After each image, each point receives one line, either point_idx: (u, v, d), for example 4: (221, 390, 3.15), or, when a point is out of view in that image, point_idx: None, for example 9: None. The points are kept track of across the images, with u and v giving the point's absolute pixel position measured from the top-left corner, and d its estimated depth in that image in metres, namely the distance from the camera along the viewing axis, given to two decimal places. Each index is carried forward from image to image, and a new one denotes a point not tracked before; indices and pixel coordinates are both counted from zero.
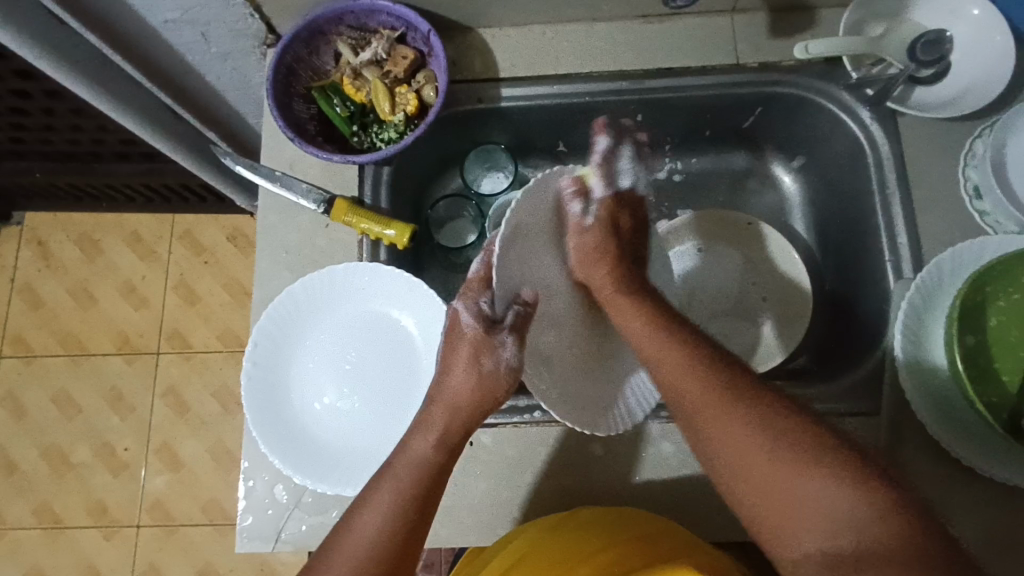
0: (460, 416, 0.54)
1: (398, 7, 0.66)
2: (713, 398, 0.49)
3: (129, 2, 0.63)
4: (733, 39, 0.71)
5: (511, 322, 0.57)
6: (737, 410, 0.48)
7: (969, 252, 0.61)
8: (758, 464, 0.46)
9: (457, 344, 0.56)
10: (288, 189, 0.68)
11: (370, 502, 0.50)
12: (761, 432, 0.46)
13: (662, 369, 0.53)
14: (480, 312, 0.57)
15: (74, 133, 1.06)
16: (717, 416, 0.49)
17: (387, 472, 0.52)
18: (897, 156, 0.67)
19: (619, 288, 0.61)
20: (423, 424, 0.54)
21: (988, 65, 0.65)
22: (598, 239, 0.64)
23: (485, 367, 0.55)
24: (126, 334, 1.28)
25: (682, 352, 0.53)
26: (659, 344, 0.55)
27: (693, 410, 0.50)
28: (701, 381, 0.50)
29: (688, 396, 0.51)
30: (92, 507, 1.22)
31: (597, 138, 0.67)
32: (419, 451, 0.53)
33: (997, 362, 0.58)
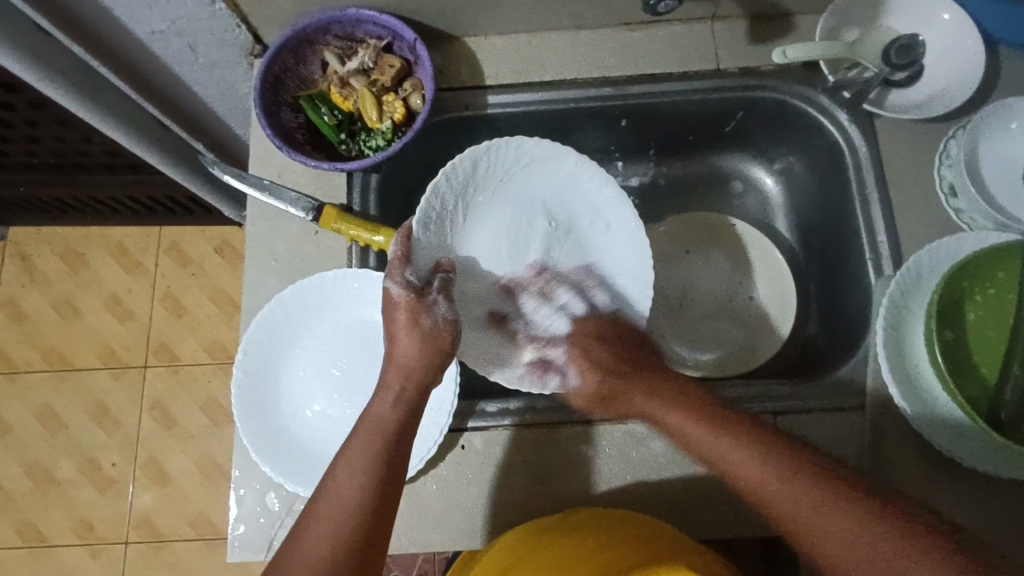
0: (414, 376, 0.56)
1: (385, 16, 0.67)
2: (780, 490, 0.50)
3: (115, 13, 0.63)
4: (713, 46, 0.73)
5: (439, 287, 0.61)
6: (809, 502, 0.48)
7: (946, 248, 0.63)
8: (858, 556, 0.45)
9: (394, 317, 0.58)
10: (277, 198, 0.68)
11: (343, 464, 0.51)
12: (836, 516, 0.47)
13: (726, 466, 0.54)
14: (409, 283, 0.60)
15: (59, 145, 1.05)
16: (794, 512, 0.49)
17: (356, 438, 0.53)
18: (875, 157, 0.68)
19: (645, 399, 0.62)
20: (381, 388, 0.56)
21: (959, 66, 0.67)
22: (596, 385, 0.64)
23: (425, 327, 0.58)
24: (112, 348, 1.27)
25: (744, 449, 0.53)
26: (720, 436, 0.55)
27: (775, 510, 0.50)
28: (767, 475, 0.51)
29: (762, 496, 0.51)
30: (77, 524, 1.20)
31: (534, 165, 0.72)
32: (383, 413, 0.55)
33: (975, 355, 0.60)
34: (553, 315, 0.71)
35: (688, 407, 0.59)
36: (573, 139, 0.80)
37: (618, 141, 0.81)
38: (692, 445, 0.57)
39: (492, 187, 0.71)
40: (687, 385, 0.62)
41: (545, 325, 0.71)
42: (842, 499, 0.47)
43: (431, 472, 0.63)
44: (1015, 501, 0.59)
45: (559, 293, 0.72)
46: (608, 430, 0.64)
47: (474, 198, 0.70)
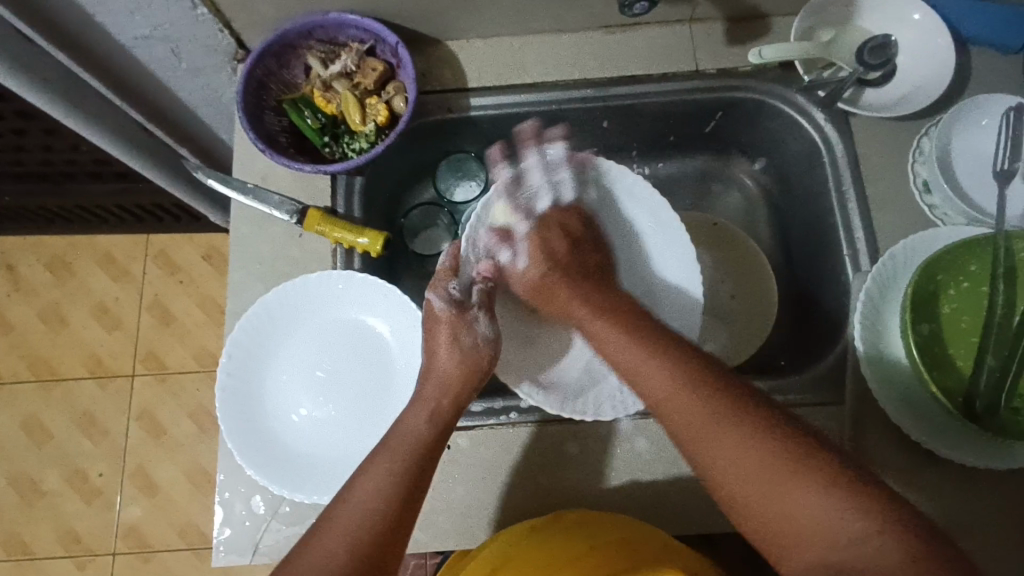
0: (451, 392, 0.57)
1: (367, 20, 0.68)
2: (697, 412, 0.50)
3: (98, 20, 0.63)
4: (692, 48, 0.74)
5: (479, 301, 0.61)
6: (724, 428, 0.49)
7: (919, 244, 0.64)
8: (746, 470, 0.47)
9: (435, 332, 0.60)
10: (261, 201, 0.68)
11: (369, 472, 0.52)
12: (744, 443, 0.48)
13: (640, 380, 0.54)
14: (451, 296, 0.61)
15: (44, 154, 1.05)
16: (703, 431, 0.50)
17: (384, 447, 0.54)
18: (851, 155, 0.70)
19: (578, 307, 0.62)
20: (415, 403, 0.57)
21: (930, 64, 0.69)
22: (537, 274, 0.65)
23: (465, 344, 0.58)
24: (99, 357, 1.26)
25: (669, 369, 0.53)
26: (638, 352, 0.56)
27: (686, 428, 0.51)
28: (688, 394, 0.51)
29: (675, 415, 0.52)
30: (65, 536, 1.19)
31: (527, 149, 0.69)
32: (414, 424, 0.55)
33: (950, 348, 0.61)
34: (540, 189, 0.68)
35: (622, 322, 0.59)
36: None
37: (601, 143, 0.82)
38: (615, 358, 0.57)
39: (535, 216, 0.68)
40: (631, 304, 0.61)
41: (529, 198, 0.68)
42: (756, 428, 0.48)
43: None
44: (994, 491, 0.60)
45: (558, 173, 0.68)
46: (592, 427, 0.64)
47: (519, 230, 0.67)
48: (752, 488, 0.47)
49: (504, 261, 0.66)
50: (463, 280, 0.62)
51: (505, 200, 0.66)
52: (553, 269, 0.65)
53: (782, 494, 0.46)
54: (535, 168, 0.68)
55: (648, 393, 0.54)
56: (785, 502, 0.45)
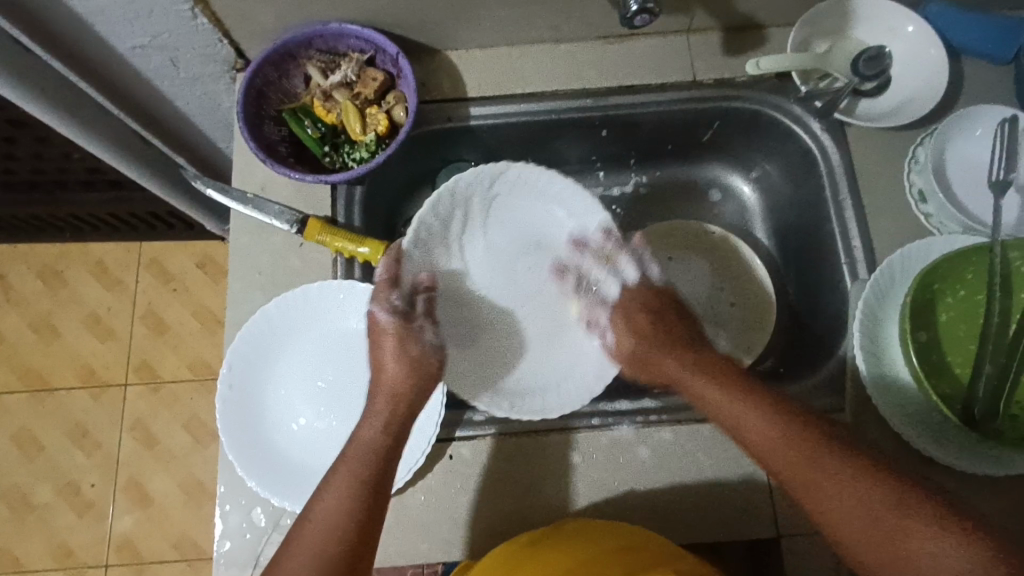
0: (403, 400, 0.60)
1: (368, 31, 0.68)
2: (833, 491, 0.50)
3: (96, 30, 0.63)
4: (689, 58, 0.75)
5: (422, 312, 0.67)
6: (826, 471, 0.51)
7: (917, 252, 0.65)
8: (854, 515, 0.49)
9: (382, 342, 0.63)
10: (261, 211, 0.68)
11: (328, 487, 0.54)
12: (897, 515, 0.48)
13: (739, 427, 0.57)
14: (394, 307, 0.64)
15: (37, 162, 1.04)
16: (840, 505, 0.50)
17: (340, 461, 0.56)
18: (847, 164, 0.71)
19: (676, 363, 0.64)
20: (370, 414, 0.59)
21: (923, 76, 0.70)
22: (634, 346, 0.68)
23: (412, 352, 0.63)
24: (91, 367, 1.25)
25: (800, 449, 0.53)
26: (727, 401, 0.58)
27: (791, 478, 0.52)
28: (821, 472, 0.51)
29: (793, 481, 0.52)
30: (56, 549, 1.17)
31: (614, 260, 0.72)
32: (367, 435, 0.57)
33: (948, 355, 0.62)
34: (608, 279, 0.72)
35: (722, 377, 0.61)
36: (555, 150, 0.81)
37: (599, 151, 0.82)
38: (746, 429, 0.56)
39: (474, 219, 0.74)
40: (726, 363, 0.63)
41: (601, 287, 0.73)
42: (897, 497, 0.48)
43: (419, 483, 0.63)
44: (991, 495, 0.60)
45: (621, 264, 0.72)
46: (594, 436, 0.65)
47: (461, 230, 0.73)
48: (886, 549, 0.47)
49: (608, 295, 0.72)
50: (403, 291, 0.65)
51: (593, 271, 0.74)
52: (654, 320, 0.68)
53: (897, 534, 0.47)
54: (632, 265, 0.72)
55: (774, 469, 0.54)
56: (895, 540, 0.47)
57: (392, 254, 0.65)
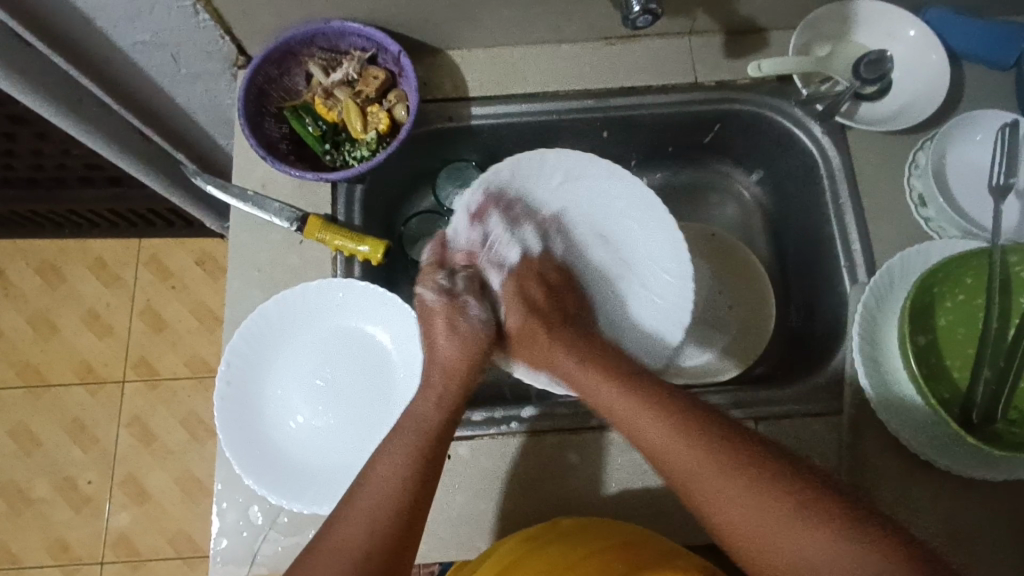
0: (456, 374, 0.61)
1: (369, 29, 0.68)
2: (711, 478, 0.49)
3: (97, 25, 0.63)
4: (691, 60, 0.75)
5: (464, 288, 0.66)
6: (724, 477, 0.49)
7: (916, 256, 0.65)
8: (755, 521, 0.47)
9: (432, 322, 0.64)
10: (261, 208, 0.68)
11: (384, 457, 0.54)
12: (764, 497, 0.47)
13: (637, 435, 0.54)
14: (441, 288, 0.66)
15: (36, 157, 1.04)
16: (707, 487, 0.49)
17: (397, 429, 0.56)
18: (847, 168, 0.71)
19: (570, 360, 0.62)
20: (422, 391, 0.59)
21: (924, 80, 0.70)
22: (523, 325, 0.65)
23: (461, 328, 0.63)
24: (89, 363, 1.25)
25: (680, 439, 0.51)
26: (631, 403, 0.55)
27: (690, 487, 0.50)
28: (693, 454, 0.50)
29: (687, 483, 0.50)
30: (52, 545, 1.17)
31: (488, 220, 0.69)
32: (423, 409, 0.58)
33: (946, 359, 0.62)
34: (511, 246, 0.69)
35: (609, 372, 0.59)
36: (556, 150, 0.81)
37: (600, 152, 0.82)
38: (635, 431, 0.54)
39: (517, 205, 0.70)
40: (601, 359, 0.61)
41: (501, 254, 0.69)
42: (760, 477, 0.48)
43: None
44: (989, 500, 0.60)
45: (523, 228, 0.71)
46: (592, 437, 0.65)
47: (506, 216, 0.70)
48: (764, 533, 0.46)
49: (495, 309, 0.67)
50: (449, 271, 0.67)
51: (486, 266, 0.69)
52: (540, 322, 0.65)
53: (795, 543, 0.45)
54: (505, 224, 0.69)
55: (653, 455, 0.53)
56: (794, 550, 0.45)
57: (444, 238, 0.68)
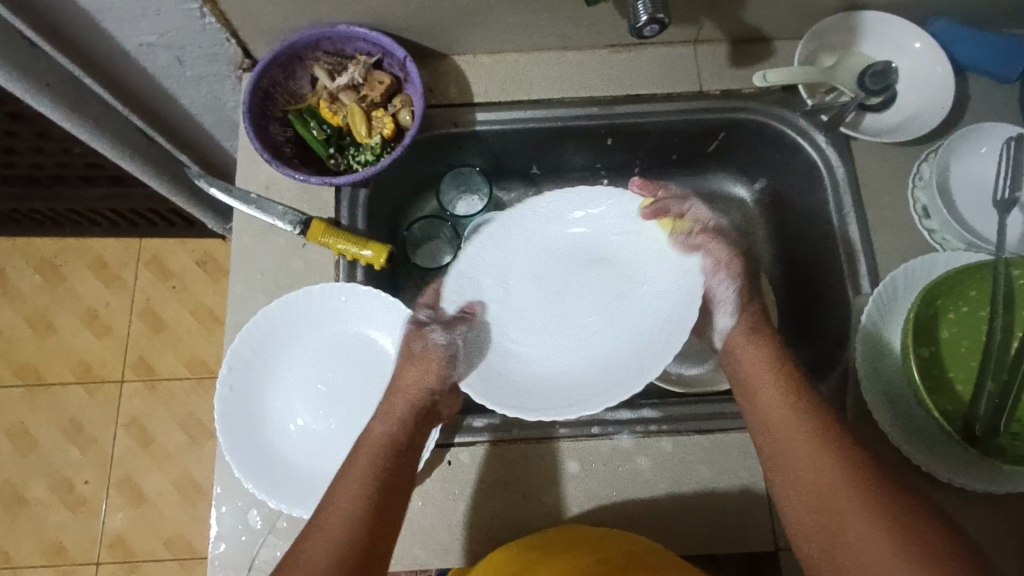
0: (411, 397, 0.59)
1: (376, 34, 0.68)
2: (817, 478, 0.51)
3: (103, 26, 0.63)
4: (696, 69, 0.75)
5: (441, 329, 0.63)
6: (837, 472, 0.50)
7: (920, 267, 0.65)
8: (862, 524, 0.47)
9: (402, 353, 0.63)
10: (264, 211, 0.68)
11: (348, 474, 0.54)
12: (859, 504, 0.48)
13: (762, 410, 0.56)
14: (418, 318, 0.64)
15: (38, 156, 1.04)
16: (808, 484, 0.51)
17: (352, 458, 0.56)
18: (851, 178, 0.71)
19: (754, 356, 0.60)
20: (382, 411, 0.59)
21: (928, 92, 0.70)
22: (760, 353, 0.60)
23: (416, 351, 0.62)
24: (87, 362, 1.24)
25: (802, 437, 0.53)
26: (766, 384, 0.58)
27: (801, 470, 0.52)
28: (811, 450, 0.52)
29: (799, 468, 0.52)
30: (47, 546, 1.16)
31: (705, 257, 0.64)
32: (378, 432, 0.57)
33: (948, 371, 0.62)
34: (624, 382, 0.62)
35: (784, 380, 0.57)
36: (559, 156, 0.81)
37: (604, 160, 0.82)
38: (768, 417, 0.56)
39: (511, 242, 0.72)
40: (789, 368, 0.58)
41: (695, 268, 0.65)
42: (858, 488, 0.49)
43: (418, 488, 0.63)
44: (990, 513, 0.60)
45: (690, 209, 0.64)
46: (593, 444, 0.64)
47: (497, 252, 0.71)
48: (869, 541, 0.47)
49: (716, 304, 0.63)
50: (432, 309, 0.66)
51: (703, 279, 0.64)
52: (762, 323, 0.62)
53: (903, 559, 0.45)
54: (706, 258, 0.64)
55: (775, 443, 0.55)
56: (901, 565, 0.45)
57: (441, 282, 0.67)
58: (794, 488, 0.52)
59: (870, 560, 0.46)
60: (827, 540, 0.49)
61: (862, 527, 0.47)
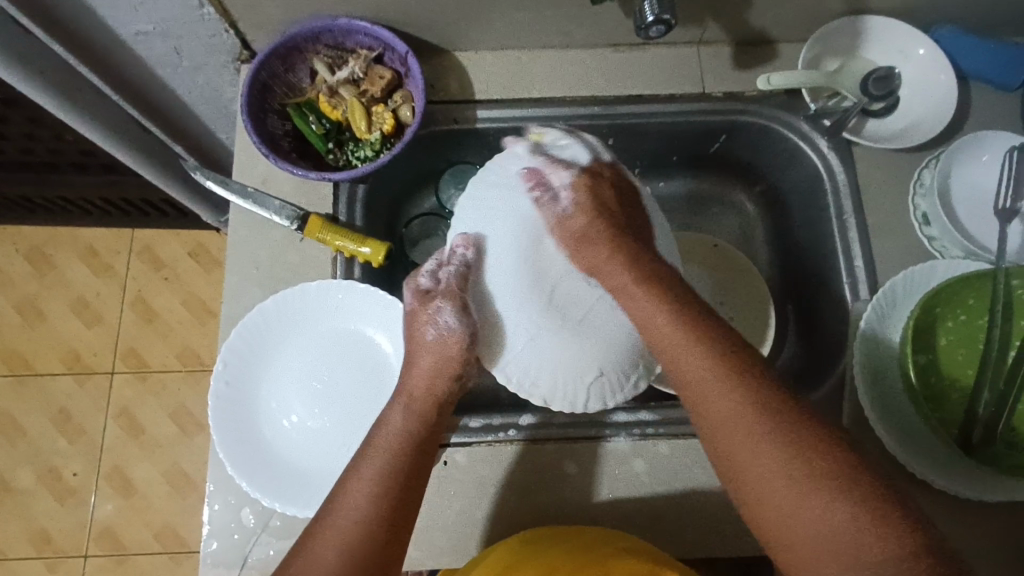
0: (431, 390, 0.55)
1: (377, 28, 0.67)
2: (701, 372, 0.49)
3: (99, 14, 0.62)
4: (700, 70, 0.74)
5: (444, 288, 0.55)
6: (728, 383, 0.48)
7: (919, 275, 0.65)
8: (760, 443, 0.46)
9: (415, 333, 0.57)
10: (261, 206, 0.67)
11: (355, 474, 0.51)
12: (735, 400, 0.47)
13: (635, 315, 0.52)
14: (419, 287, 0.57)
15: (28, 142, 1.02)
16: (702, 385, 0.48)
17: (369, 449, 0.53)
18: (853, 184, 0.71)
19: (623, 264, 0.54)
20: (397, 401, 0.55)
21: (931, 101, 0.70)
22: (584, 222, 0.55)
23: (429, 338, 0.55)
24: (77, 353, 1.23)
25: (683, 329, 0.50)
26: (641, 287, 0.52)
27: (688, 380, 0.49)
28: (698, 360, 0.49)
29: (688, 383, 0.49)
30: (35, 537, 1.15)
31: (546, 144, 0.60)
32: (397, 419, 0.54)
33: (947, 381, 0.61)
34: (569, 142, 0.60)
35: (607, 241, 0.55)
36: None
37: None
38: (642, 321, 0.52)
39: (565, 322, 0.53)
40: (627, 235, 0.56)
41: (553, 192, 0.56)
42: (752, 411, 0.46)
43: None
44: (984, 520, 0.61)
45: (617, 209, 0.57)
46: (591, 446, 0.64)
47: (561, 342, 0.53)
48: (761, 460, 0.45)
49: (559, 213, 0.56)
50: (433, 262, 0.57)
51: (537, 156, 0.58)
52: (608, 226, 0.56)
53: (809, 491, 0.44)
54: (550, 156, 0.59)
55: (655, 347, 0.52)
56: (804, 498, 0.44)
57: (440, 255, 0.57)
58: (670, 368, 0.50)
59: (767, 477, 0.45)
60: (718, 440, 0.48)
61: (751, 434, 0.46)
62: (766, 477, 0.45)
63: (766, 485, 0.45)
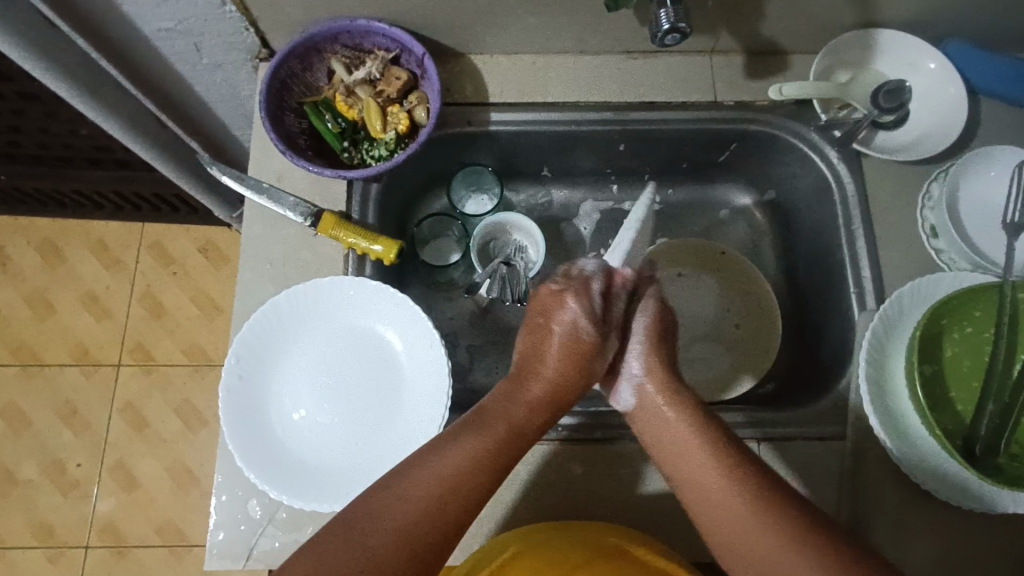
0: (559, 390, 0.61)
1: (395, 30, 0.68)
2: (732, 495, 0.51)
3: (123, 10, 0.63)
4: (711, 79, 0.75)
5: (614, 323, 0.65)
6: (767, 513, 0.49)
7: (927, 286, 0.65)
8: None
9: (551, 345, 0.63)
10: (275, 202, 0.68)
11: (466, 436, 0.55)
12: (747, 496, 0.51)
13: (671, 439, 0.57)
14: (589, 312, 0.63)
15: (44, 136, 1.03)
16: (719, 494, 0.52)
17: (486, 421, 0.57)
18: (861, 194, 0.71)
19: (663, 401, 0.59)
20: (522, 386, 0.60)
21: (940, 114, 0.71)
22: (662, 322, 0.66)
23: (591, 370, 0.63)
24: (85, 346, 1.24)
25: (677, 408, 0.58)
26: (680, 424, 0.57)
27: (715, 509, 0.51)
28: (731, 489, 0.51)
29: (720, 506, 0.51)
30: (36, 528, 1.16)
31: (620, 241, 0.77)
32: (516, 411, 0.58)
33: (951, 391, 0.62)
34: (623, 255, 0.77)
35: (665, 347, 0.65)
36: (570, 160, 0.82)
37: (614, 164, 0.83)
38: (684, 451, 0.55)
39: None
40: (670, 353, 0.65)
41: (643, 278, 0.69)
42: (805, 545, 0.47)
43: None
44: (985, 530, 0.61)
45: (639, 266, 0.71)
46: (598, 448, 0.65)
47: None
48: None
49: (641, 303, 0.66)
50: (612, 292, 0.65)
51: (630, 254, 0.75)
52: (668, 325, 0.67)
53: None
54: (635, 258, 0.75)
55: (680, 466, 0.55)
56: None
57: (649, 306, 0.66)
58: (697, 497, 0.53)
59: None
60: (692, 485, 0.54)
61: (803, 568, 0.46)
62: (758, 533, 0.49)
63: (755, 537, 0.49)
